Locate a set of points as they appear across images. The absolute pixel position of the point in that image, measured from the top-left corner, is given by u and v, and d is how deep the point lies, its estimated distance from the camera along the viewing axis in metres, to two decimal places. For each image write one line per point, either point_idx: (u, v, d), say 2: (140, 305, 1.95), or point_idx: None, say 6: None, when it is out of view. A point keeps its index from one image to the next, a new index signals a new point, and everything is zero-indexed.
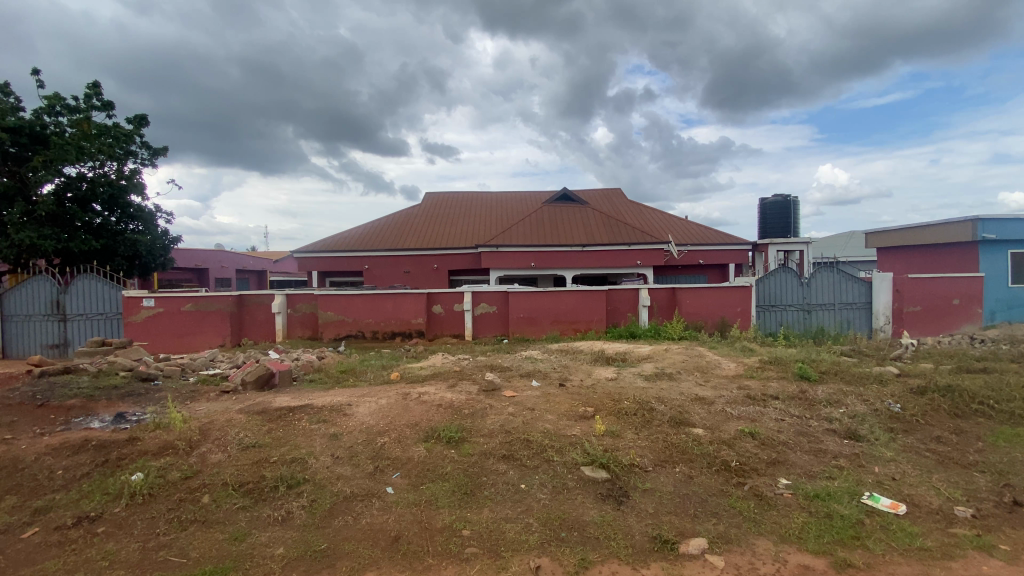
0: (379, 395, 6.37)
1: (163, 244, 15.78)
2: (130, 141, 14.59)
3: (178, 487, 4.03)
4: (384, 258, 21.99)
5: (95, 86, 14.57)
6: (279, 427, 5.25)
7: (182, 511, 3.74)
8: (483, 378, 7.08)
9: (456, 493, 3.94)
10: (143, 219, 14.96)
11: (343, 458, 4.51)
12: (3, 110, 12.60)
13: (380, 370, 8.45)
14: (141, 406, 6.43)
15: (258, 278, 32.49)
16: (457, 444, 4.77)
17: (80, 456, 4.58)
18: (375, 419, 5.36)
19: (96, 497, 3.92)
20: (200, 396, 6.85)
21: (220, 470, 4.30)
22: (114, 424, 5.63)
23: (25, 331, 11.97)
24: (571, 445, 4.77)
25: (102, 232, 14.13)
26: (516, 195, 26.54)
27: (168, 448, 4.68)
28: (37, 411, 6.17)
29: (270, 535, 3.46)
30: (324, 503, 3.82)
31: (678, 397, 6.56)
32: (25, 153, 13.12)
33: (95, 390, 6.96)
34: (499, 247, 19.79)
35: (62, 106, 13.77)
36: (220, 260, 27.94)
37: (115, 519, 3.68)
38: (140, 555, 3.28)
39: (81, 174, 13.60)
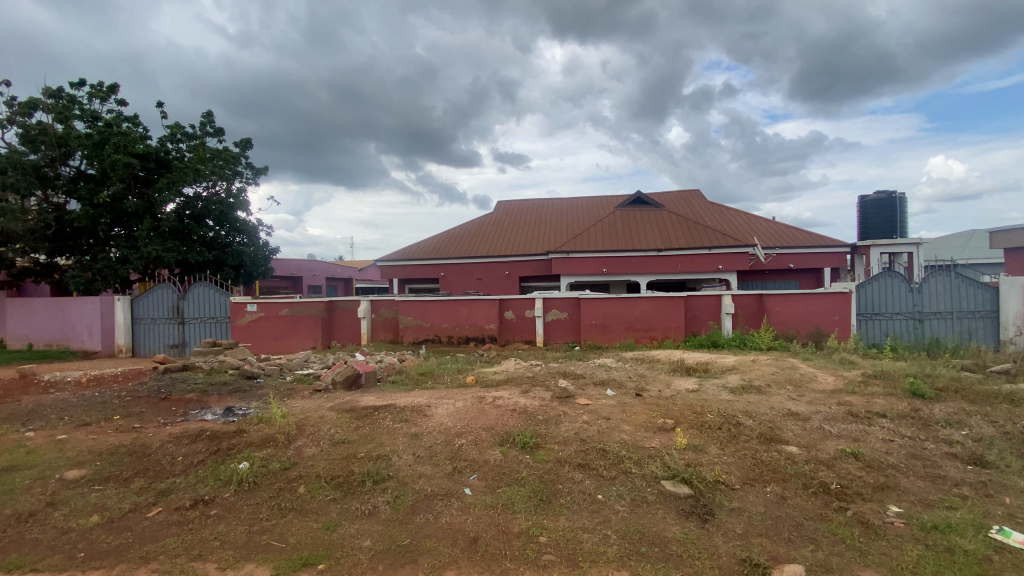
0: (457, 398, 6.54)
1: (264, 255, 17.44)
2: (237, 162, 16.29)
3: (279, 477, 4.39)
4: (457, 266, 22.66)
5: (209, 115, 16.45)
6: (366, 425, 5.56)
7: (281, 500, 4.06)
8: (557, 385, 7.01)
9: (532, 499, 3.94)
10: (247, 232, 16.64)
11: (423, 457, 4.67)
12: (136, 139, 14.55)
13: (456, 374, 8.66)
14: (245, 401, 7.09)
15: (345, 285, 34.61)
16: (532, 450, 4.78)
17: (198, 445, 5.13)
18: (453, 421, 5.52)
19: (210, 482, 4.37)
20: (295, 394, 7.43)
21: (314, 462, 4.62)
22: (224, 417, 6.25)
23: (152, 332, 13.66)
24: (650, 457, 4.61)
25: (214, 245, 15.85)
26: (588, 200, 26.26)
27: (269, 440, 5.11)
28: (162, 403, 7.00)
29: (358, 527, 3.65)
30: (407, 500, 3.97)
31: (768, 411, 6.11)
32: (152, 176, 15.04)
33: (208, 386, 7.78)
34: (570, 253, 19.66)
35: (182, 133, 15.65)
36: (311, 269, 30.23)
37: (224, 503, 4.07)
38: (247, 537, 3.60)
39: (197, 193, 15.36)
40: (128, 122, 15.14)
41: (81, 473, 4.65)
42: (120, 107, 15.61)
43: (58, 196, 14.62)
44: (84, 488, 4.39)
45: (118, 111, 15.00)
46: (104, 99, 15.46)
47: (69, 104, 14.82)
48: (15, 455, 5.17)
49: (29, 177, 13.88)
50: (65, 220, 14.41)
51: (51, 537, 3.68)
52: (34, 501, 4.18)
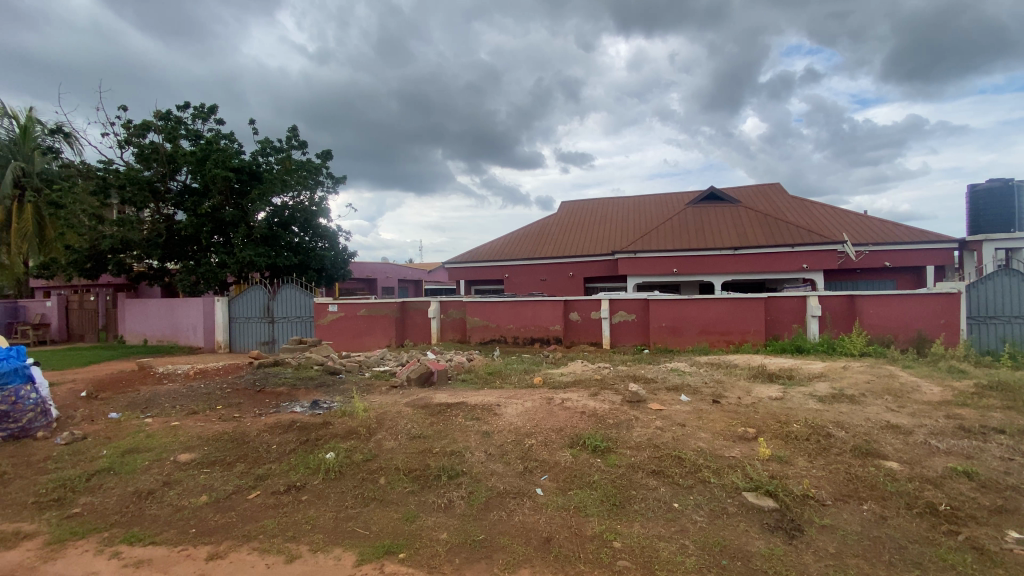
0: (526, 398, 6.60)
1: (343, 259, 18.56)
2: (319, 172, 17.46)
3: (362, 467, 4.66)
4: (522, 267, 22.83)
5: (294, 130, 17.76)
6: (440, 421, 5.76)
7: (364, 489, 4.30)
8: (627, 389, 6.85)
9: (605, 503, 3.89)
10: (328, 237, 17.82)
11: (494, 455, 4.77)
12: (233, 155, 16.01)
13: (524, 374, 8.73)
14: (329, 395, 7.59)
15: (415, 287, 35.97)
16: (603, 454, 4.72)
17: (290, 434, 5.57)
18: (523, 421, 5.57)
19: (301, 469, 4.72)
20: (374, 389, 7.85)
21: (393, 455, 4.86)
22: (312, 409, 6.73)
23: (246, 330, 14.96)
24: (729, 466, 4.41)
25: (299, 250, 17.12)
26: (655, 197, 25.48)
27: (352, 433, 5.43)
28: (257, 395, 7.66)
29: (435, 520, 3.80)
30: (480, 496, 4.07)
31: (862, 423, 5.62)
32: (245, 188, 16.47)
33: (297, 380, 8.42)
34: (638, 253, 19.16)
35: (271, 147, 17.02)
36: (385, 271, 31.75)
37: (313, 489, 4.38)
38: (334, 522, 3.85)
39: (284, 202, 16.64)
40: (225, 139, 16.69)
41: (191, 457, 5.19)
42: (218, 126, 17.23)
43: (168, 208, 16.28)
44: (194, 470, 4.89)
45: (217, 129, 16.57)
46: (205, 119, 17.13)
47: (177, 125, 16.56)
48: (138, 438, 5.87)
49: (144, 192, 15.68)
50: (173, 229, 16.11)
51: (168, 514, 4.14)
52: (154, 480, 4.72)
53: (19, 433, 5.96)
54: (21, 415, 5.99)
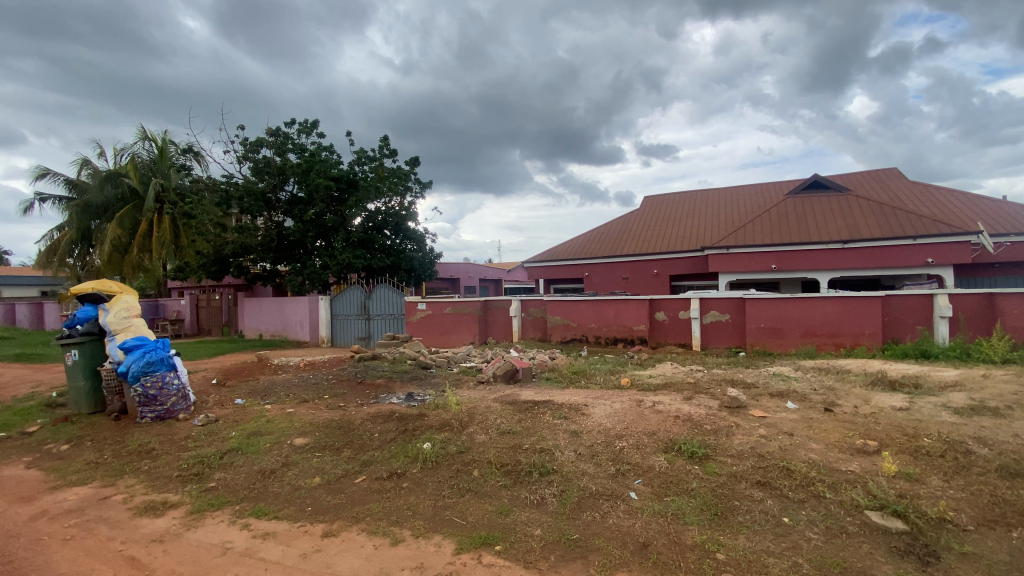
0: (614, 399, 6.48)
1: (430, 260, 19.47)
2: (408, 178, 18.39)
3: (456, 459, 4.85)
4: (603, 265, 22.44)
5: (386, 139, 18.87)
6: (528, 418, 5.82)
7: (459, 480, 4.47)
8: (725, 394, 6.47)
9: (705, 512, 3.71)
10: (416, 239, 18.78)
11: (585, 455, 4.73)
12: (333, 165, 17.34)
13: (610, 375, 8.56)
14: (422, 388, 7.98)
15: (495, 285, 36.70)
16: (701, 461, 4.50)
17: (389, 424, 5.93)
18: (613, 422, 5.46)
19: (401, 457, 5.00)
20: (463, 384, 8.12)
21: (485, 449, 5.00)
22: (407, 401, 7.12)
23: (346, 326, 16.15)
24: (846, 482, 4.01)
25: (391, 252, 18.22)
26: (748, 189, 23.83)
27: (446, 425, 5.66)
28: (359, 386, 8.25)
29: (529, 515, 3.84)
30: (573, 495, 4.06)
31: (1013, 440, 4.84)
32: (344, 195, 17.81)
33: (392, 373, 8.95)
34: (730, 248, 18.04)
35: (365, 157, 18.21)
36: (467, 270, 32.77)
37: (412, 477, 4.63)
38: (433, 510, 4.04)
39: (377, 208, 17.78)
40: (326, 152, 18.12)
41: (305, 441, 5.70)
42: (320, 138, 18.75)
43: (279, 215, 18.00)
44: (307, 453, 5.37)
45: (319, 142, 18.03)
46: (309, 133, 18.71)
47: (285, 140, 18.25)
48: (260, 422, 6.56)
49: (259, 202, 17.49)
50: (283, 234, 17.82)
51: (287, 492, 4.59)
52: (275, 461, 5.25)
53: (163, 414, 6.91)
54: (166, 398, 6.92)
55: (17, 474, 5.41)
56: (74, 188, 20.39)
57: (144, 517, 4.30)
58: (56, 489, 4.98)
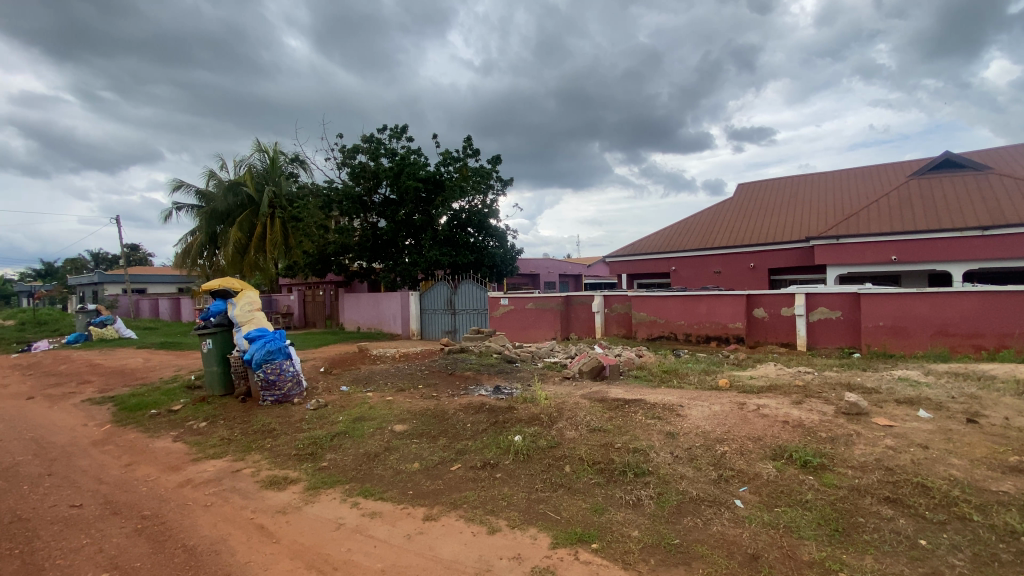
0: (712, 400, 6.14)
1: (511, 256, 19.81)
2: (490, 176, 18.79)
3: (547, 454, 4.87)
4: (693, 258, 21.38)
5: (469, 140, 19.40)
6: (619, 416, 5.70)
7: (551, 475, 4.49)
8: (840, 399, 5.89)
9: (823, 527, 3.40)
10: (498, 236, 19.19)
11: (683, 458, 4.53)
12: (421, 167, 18.15)
13: (704, 375, 8.12)
14: (509, 381, 8.12)
15: (576, 281, 36.37)
16: (816, 471, 4.13)
17: (481, 415, 6.10)
18: (712, 425, 5.18)
19: (494, 448, 5.12)
20: (549, 379, 8.14)
21: (576, 445, 4.97)
22: (495, 394, 7.28)
23: (434, 320, 16.92)
24: (999, 504, 3.48)
25: (474, 249, 18.77)
26: (860, 172, 21.45)
27: (536, 419, 5.71)
28: (449, 377, 8.59)
29: (625, 515, 3.77)
30: (671, 498, 3.91)
31: None
32: (431, 196, 18.58)
33: (480, 366, 9.19)
34: (840, 239, 16.39)
35: (450, 158, 18.85)
36: (547, 266, 32.84)
37: (505, 468, 4.72)
38: (527, 503, 4.10)
39: (462, 207, 18.37)
40: (414, 154, 19.00)
41: (404, 428, 6.04)
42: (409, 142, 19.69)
43: (373, 217, 19.19)
44: (407, 440, 5.69)
45: (408, 146, 18.97)
46: (399, 138, 19.73)
47: (378, 146, 19.38)
48: (363, 408, 7.06)
49: (355, 205, 18.77)
50: (377, 234, 19.00)
51: (390, 475, 4.89)
52: (378, 445, 5.62)
53: (281, 398, 7.67)
54: (283, 383, 7.67)
55: (168, 446, 6.29)
56: (203, 197, 23.19)
57: (269, 489, 4.80)
58: (198, 461, 5.72)
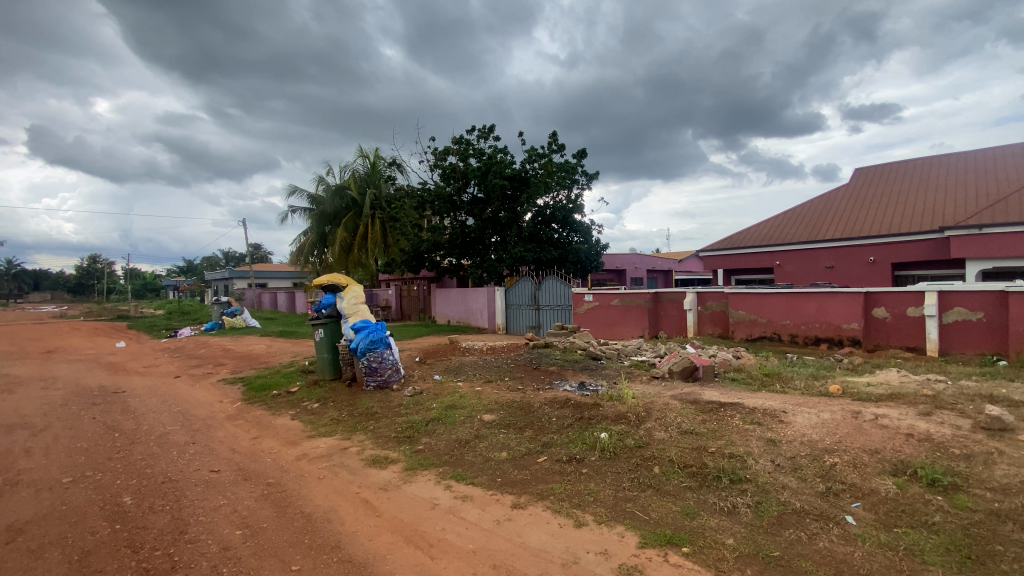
0: (820, 408, 5.65)
1: (595, 251, 19.68)
2: (575, 171, 18.71)
3: (635, 453, 4.80)
4: (799, 252, 19.65)
5: (555, 135, 19.45)
6: (713, 420, 5.45)
7: (640, 475, 4.42)
8: (979, 413, 5.14)
9: (952, 553, 3.03)
10: (582, 231, 19.26)
11: (784, 467, 4.24)
12: (507, 166, 18.52)
13: (811, 380, 7.46)
14: (595, 378, 8.07)
15: (665, 277, 34.96)
16: (945, 491, 3.66)
17: (566, 410, 6.14)
18: (819, 434, 4.78)
19: (581, 444, 5.14)
20: (636, 378, 7.97)
21: (666, 447, 4.84)
22: (581, 390, 7.29)
23: (518, 315, 17.24)
24: None
25: (559, 244, 18.84)
26: (1012, 148, 18.31)
27: (623, 417, 5.64)
28: (535, 372, 8.72)
29: (719, 522, 3.62)
30: (770, 508, 3.69)
31: None
32: (516, 193, 18.91)
33: (566, 362, 9.21)
34: (983, 229, 14.18)
35: (536, 155, 19.02)
36: (634, 261, 31.92)
37: (592, 464, 4.72)
38: (614, 500, 4.08)
39: (547, 203, 18.51)
40: (501, 153, 19.42)
41: (492, 418, 6.26)
42: (496, 141, 20.17)
43: (461, 215, 19.93)
44: (495, 429, 5.89)
45: (495, 145, 19.44)
46: (486, 137, 20.28)
47: (467, 146, 20.06)
48: (454, 397, 7.42)
49: (445, 204, 19.61)
50: (465, 232, 19.71)
51: (480, 462, 5.10)
52: (468, 433, 5.88)
53: (382, 383, 8.29)
54: (384, 370, 8.28)
55: (287, 423, 7.08)
56: (314, 201, 25.54)
57: (372, 467, 5.24)
58: (312, 437, 6.38)
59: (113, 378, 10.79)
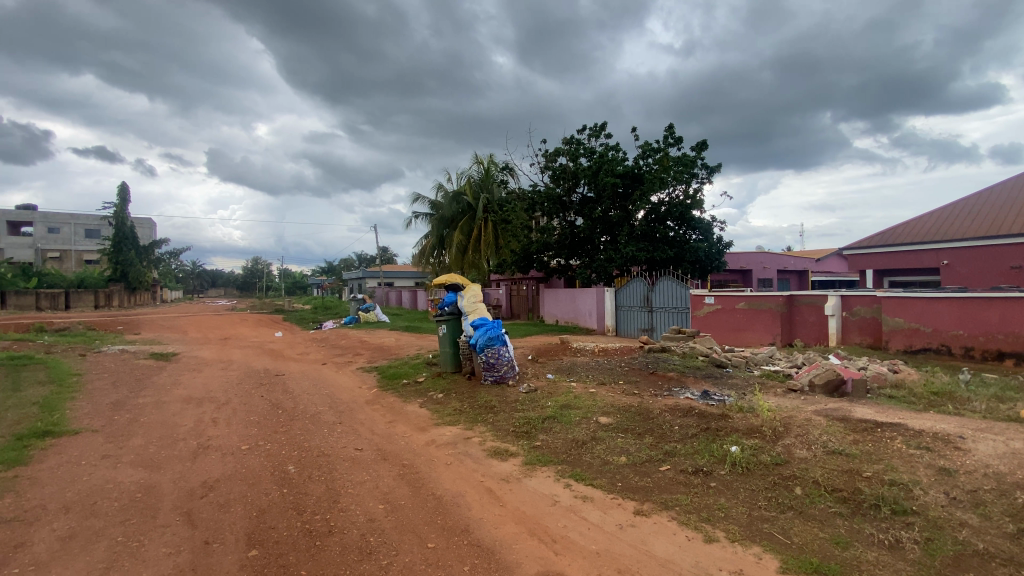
0: (1011, 436, 4.69)
1: (716, 250, 18.49)
2: (694, 165, 17.71)
3: (771, 471, 4.41)
4: (976, 249, 16.42)
5: (671, 128, 18.58)
6: (867, 441, 4.80)
7: (778, 494, 4.06)
8: None
9: None
10: (701, 228, 18.31)
11: (962, 501, 3.62)
12: (620, 163, 18.11)
13: (998, 403, 6.19)
14: (719, 387, 7.56)
15: (797, 278, 31.47)
16: None
17: (690, 419, 5.83)
18: (1011, 466, 3.99)
19: (707, 455, 4.85)
20: (768, 389, 7.30)
21: (809, 467, 4.38)
22: (705, 398, 6.88)
23: (629, 317, 16.79)
24: None
25: (675, 243, 18.02)
26: None
27: (755, 431, 5.21)
28: (652, 377, 8.40)
29: (878, 556, 3.20)
30: (946, 550, 3.17)
31: None
32: (629, 191, 18.44)
33: (686, 367, 8.74)
34: None
35: (650, 150, 18.33)
36: (761, 261, 29.22)
37: (720, 478, 4.44)
38: (748, 519, 3.79)
39: (662, 200, 17.80)
40: (613, 150, 19.03)
41: (609, 421, 6.17)
42: (608, 139, 19.83)
43: (572, 215, 19.91)
44: (613, 433, 5.80)
45: (607, 143, 19.10)
46: (598, 136, 20.01)
47: (578, 146, 19.96)
48: (569, 397, 7.45)
49: (556, 205, 19.73)
50: (575, 232, 19.67)
51: (599, 464, 5.06)
52: (585, 433, 5.86)
53: (499, 379, 8.62)
54: (501, 366, 8.61)
55: (416, 410, 7.68)
56: (433, 206, 27.29)
57: (494, 458, 5.46)
58: (438, 425, 6.85)
59: (275, 363, 12.58)
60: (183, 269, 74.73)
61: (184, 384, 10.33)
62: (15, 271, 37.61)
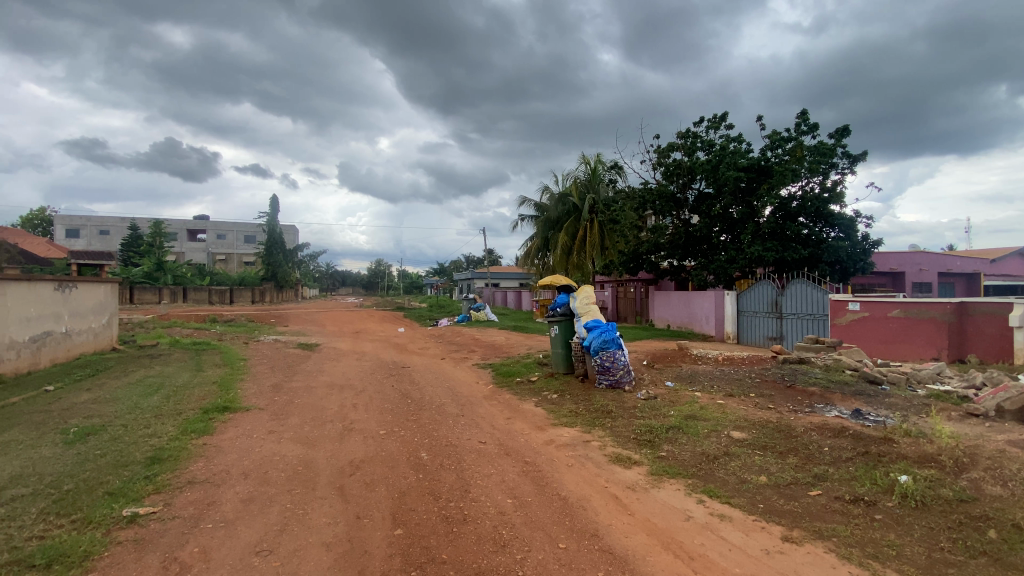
0: None
1: (860, 249, 16.31)
2: (833, 153, 15.81)
3: (955, 508, 3.76)
4: None
5: (804, 114, 16.79)
6: None
7: (967, 537, 3.44)
8: None
9: None
10: (842, 225, 16.26)
11: None
12: (743, 155, 16.77)
13: None
14: (875, 407, 6.62)
15: (966, 283, 26.53)
16: None
17: (842, 440, 5.18)
18: None
19: (868, 483, 4.27)
20: (940, 413, 6.23)
21: (1007, 508, 3.65)
22: (856, 418, 6.07)
23: (754, 324, 15.45)
24: None
25: (809, 241, 16.24)
26: None
27: (930, 460, 4.47)
28: (788, 391, 7.60)
29: None
30: None
31: None
32: (753, 185, 17.00)
33: (831, 382, 7.77)
34: None
35: (779, 139, 16.72)
36: (918, 262, 25.10)
37: (888, 511, 3.88)
38: (929, 561, 3.26)
39: (793, 194, 16.14)
40: (734, 142, 17.69)
41: (742, 436, 5.71)
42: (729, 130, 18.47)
43: (687, 214, 18.86)
44: (748, 449, 5.35)
45: (728, 134, 17.79)
46: (717, 127, 18.74)
47: (694, 140, 18.86)
48: (694, 407, 7.02)
49: (669, 203, 18.84)
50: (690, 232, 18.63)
51: (735, 482, 4.70)
52: (716, 447, 5.49)
53: (614, 383, 8.43)
54: (616, 370, 8.41)
55: (532, 409, 7.80)
56: (540, 208, 27.59)
57: (617, 465, 5.35)
58: (555, 425, 6.89)
59: (400, 356, 13.63)
60: (319, 269, 84.16)
61: (326, 372, 11.61)
62: (195, 271, 45.25)
